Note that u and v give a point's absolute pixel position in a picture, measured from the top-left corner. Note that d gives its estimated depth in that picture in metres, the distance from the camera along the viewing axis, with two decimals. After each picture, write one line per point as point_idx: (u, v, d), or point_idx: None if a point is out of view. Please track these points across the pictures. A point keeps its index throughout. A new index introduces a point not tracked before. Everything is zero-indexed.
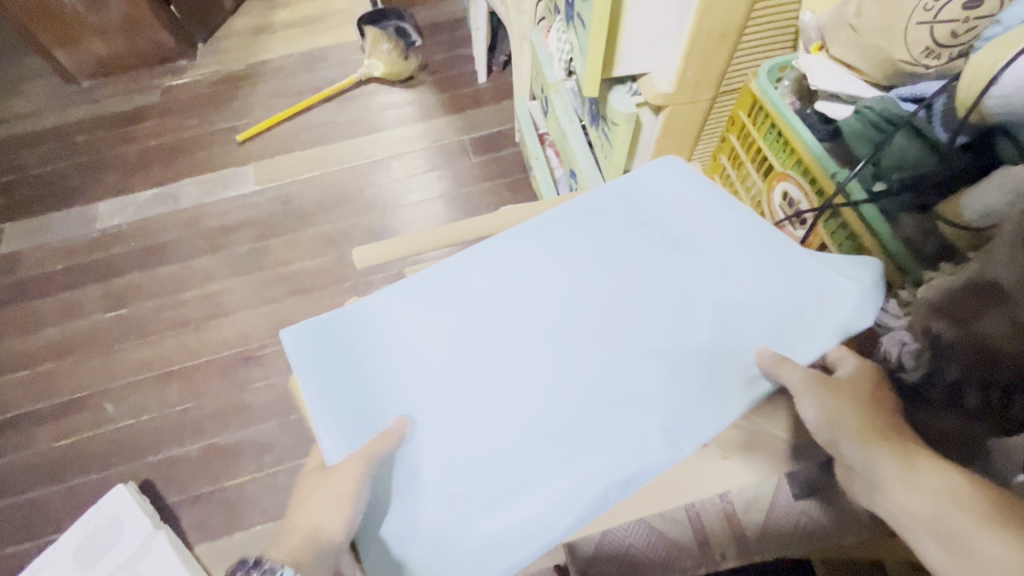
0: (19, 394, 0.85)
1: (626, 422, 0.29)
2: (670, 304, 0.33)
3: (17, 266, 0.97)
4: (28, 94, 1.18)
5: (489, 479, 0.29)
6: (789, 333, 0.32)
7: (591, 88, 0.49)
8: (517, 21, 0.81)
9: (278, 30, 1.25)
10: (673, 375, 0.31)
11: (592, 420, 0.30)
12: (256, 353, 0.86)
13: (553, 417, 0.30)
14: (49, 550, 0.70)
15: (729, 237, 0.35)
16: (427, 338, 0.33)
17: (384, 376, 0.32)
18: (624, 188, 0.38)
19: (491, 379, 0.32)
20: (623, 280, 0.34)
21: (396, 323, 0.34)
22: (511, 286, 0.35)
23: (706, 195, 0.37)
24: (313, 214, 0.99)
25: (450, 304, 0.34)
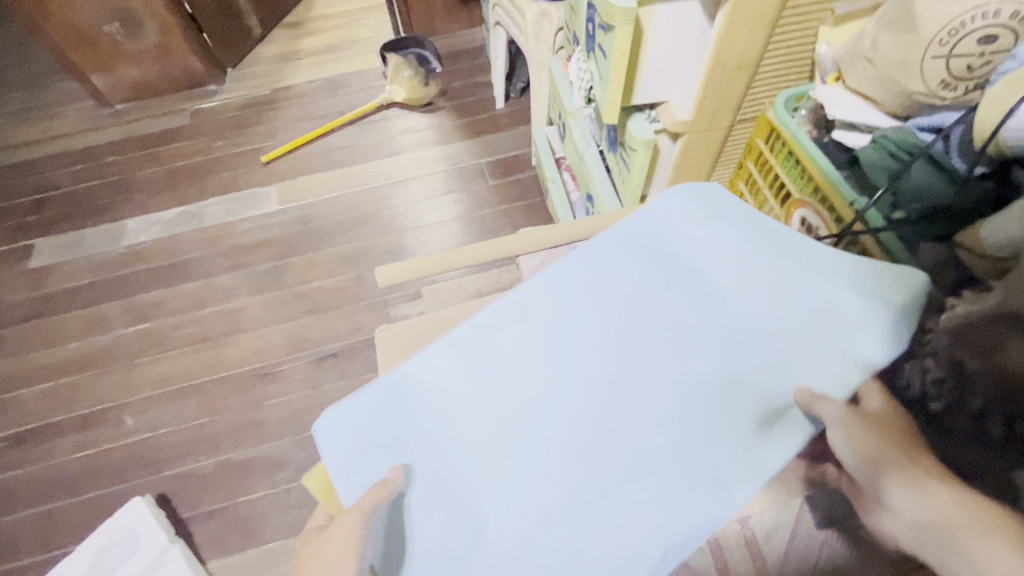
0: (42, 406, 0.87)
1: (677, 481, 0.28)
2: (695, 341, 0.32)
3: (45, 281, 1.00)
4: (64, 116, 1.23)
5: (536, 545, 0.28)
6: (817, 359, 0.30)
7: (610, 116, 0.51)
8: (535, 49, 0.85)
9: (303, 57, 1.30)
10: (702, 418, 0.29)
11: (641, 478, 0.28)
12: (273, 369, 0.87)
13: (577, 465, 0.30)
14: (65, 561, 0.70)
15: (755, 268, 0.34)
16: (455, 395, 0.33)
17: (413, 430, 0.32)
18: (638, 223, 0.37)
19: (512, 423, 0.32)
20: (644, 319, 0.33)
21: (419, 377, 0.34)
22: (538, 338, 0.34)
23: (725, 227, 0.36)
24: (333, 234, 1.02)
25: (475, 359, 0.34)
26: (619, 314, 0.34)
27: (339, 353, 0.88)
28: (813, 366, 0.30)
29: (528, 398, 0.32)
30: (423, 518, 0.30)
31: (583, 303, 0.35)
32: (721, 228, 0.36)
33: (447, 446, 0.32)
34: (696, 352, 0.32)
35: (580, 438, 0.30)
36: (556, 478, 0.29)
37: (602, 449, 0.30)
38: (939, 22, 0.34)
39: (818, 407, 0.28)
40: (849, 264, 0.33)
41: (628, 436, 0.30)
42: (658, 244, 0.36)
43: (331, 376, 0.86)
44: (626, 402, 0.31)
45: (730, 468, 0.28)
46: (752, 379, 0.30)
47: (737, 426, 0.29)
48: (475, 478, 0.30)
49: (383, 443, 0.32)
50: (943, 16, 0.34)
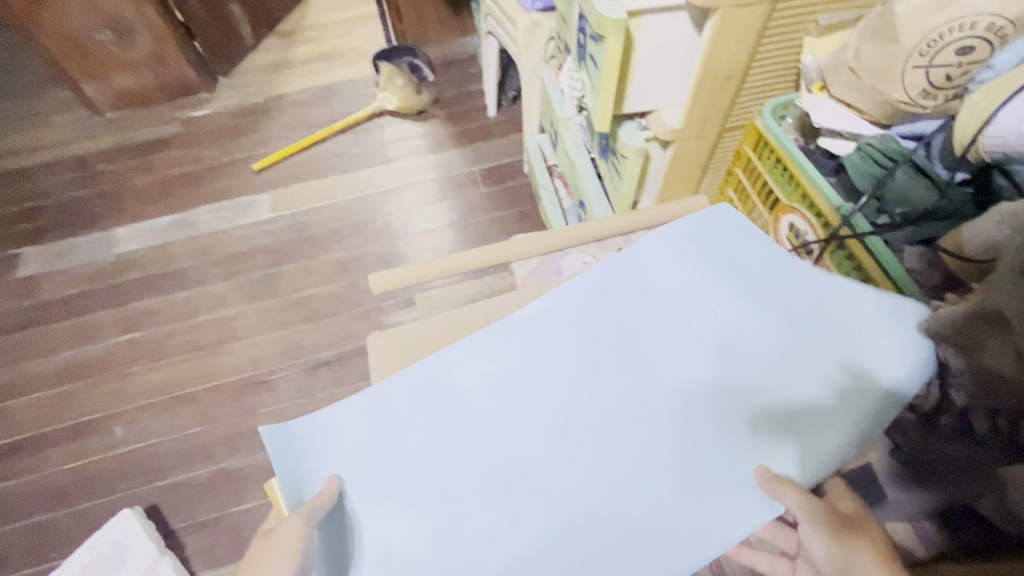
0: (30, 417, 0.86)
1: (635, 531, 0.27)
2: (682, 371, 0.31)
3: (34, 291, 0.99)
4: (54, 125, 1.22)
5: None
6: (803, 416, 0.29)
7: (602, 124, 0.52)
8: (527, 58, 0.86)
9: (296, 65, 1.30)
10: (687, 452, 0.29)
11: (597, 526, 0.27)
12: (267, 377, 0.87)
13: (555, 496, 0.28)
14: None
15: (764, 310, 0.33)
16: (438, 420, 0.31)
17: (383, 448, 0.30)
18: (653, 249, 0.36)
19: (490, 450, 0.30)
20: (632, 346, 0.33)
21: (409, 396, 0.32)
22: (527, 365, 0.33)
23: (738, 265, 0.35)
24: (327, 242, 1.02)
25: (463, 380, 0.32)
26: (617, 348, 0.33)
27: (333, 360, 0.88)
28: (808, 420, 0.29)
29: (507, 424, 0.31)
30: (367, 535, 0.28)
31: (578, 328, 0.34)
32: (717, 251, 0.35)
33: (414, 471, 0.29)
34: (683, 383, 0.31)
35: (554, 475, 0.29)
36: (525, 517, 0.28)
37: (582, 484, 0.29)
38: (918, 34, 0.35)
39: (784, 498, 0.26)
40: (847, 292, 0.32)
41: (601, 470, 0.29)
42: (666, 271, 0.35)
43: (325, 384, 0.86)
44: (609, 431, 0.30)
45: (712, 508, 0.27)
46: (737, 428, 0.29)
47: (723, 465, 0.28)
48: (441, 504, 0.28)
49: (349, 452, 0.30)
50: (922, 28, 0.35)
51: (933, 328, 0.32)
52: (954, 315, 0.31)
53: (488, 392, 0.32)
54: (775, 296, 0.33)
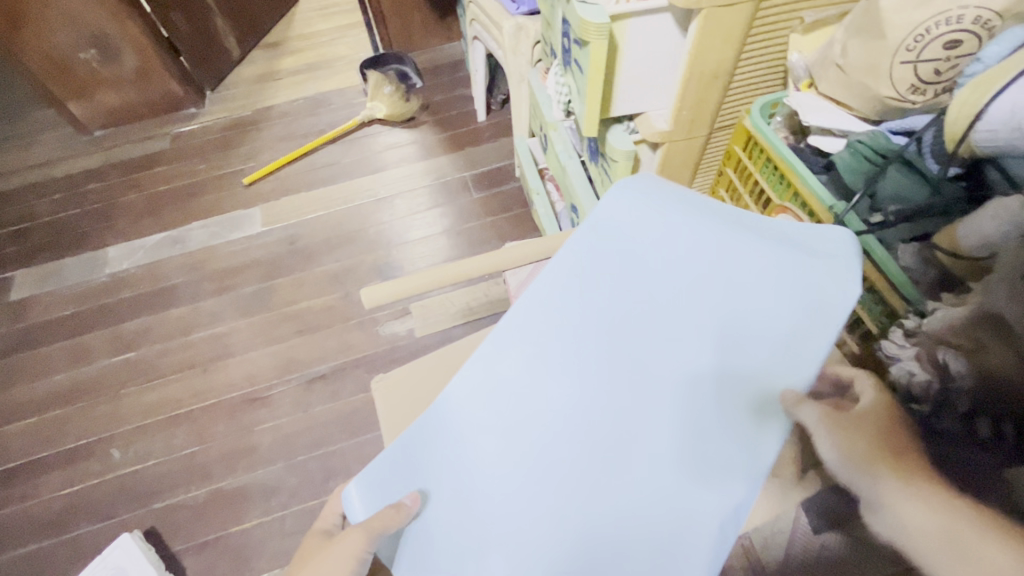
0: (25, 442, 0.85)
1: (681, 487, 0.29)
2: (666, 376, 0.30)
3: (26, 314, 0.98)
4: (42, 144, 1.21)
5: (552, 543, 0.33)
6: (794, 322, 0.27)
7: (591, 128, 0.51)
8: (515, 62, 0.85)
9: (283, 76, 1.29)
10: (667, 469, 0.30)
11: (639, 485, 0.31)
12: (263, 394, 0.86)
13: (576, 489, 0.33)
14: None
15: (737, 239, 0.30)
16: (472, 419, 0.37)
17: (441, 458, 0.38)
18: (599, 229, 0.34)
19: (492, 450, 0.37)
20: (624, 344, 0.33)
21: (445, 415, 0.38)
22: (534, 359, 0.36)
23: (682, 213, 0.32)
24: (320, 253, 1.01)
25: (484, 390, 0.37)
26: (619, 322, 0.33)
27: (329, 373, 0.87)
28: (796, 326, 0.26)
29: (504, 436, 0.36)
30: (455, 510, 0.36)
31: (571, 312, 0.35)
32: (680, 217, 0.32)
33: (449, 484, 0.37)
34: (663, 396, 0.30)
35: (581, 444, 0.34)
36: (576, 481, 0.33)
37: (618, 446, 0.32)
38: (904, 28, 0.35)
39: (799, 413, 0.26)
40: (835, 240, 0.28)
41: (635, 441, 0.31)
42: (642, 234, 0.32)
43: (321, 398, 0.85)
44: (592, 439, 0.33)
45: (699, 511, 0.28)
46: (745, 374, 0.27)
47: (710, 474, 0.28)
48: (481, 499, 0.36)
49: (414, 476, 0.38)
50: (909, 22, 0.35)
51: (925, 329, 0.33)
52: (951, 319, 0.32)
53: (478, 401, 0.37)
54: (731, 227, 0.30)
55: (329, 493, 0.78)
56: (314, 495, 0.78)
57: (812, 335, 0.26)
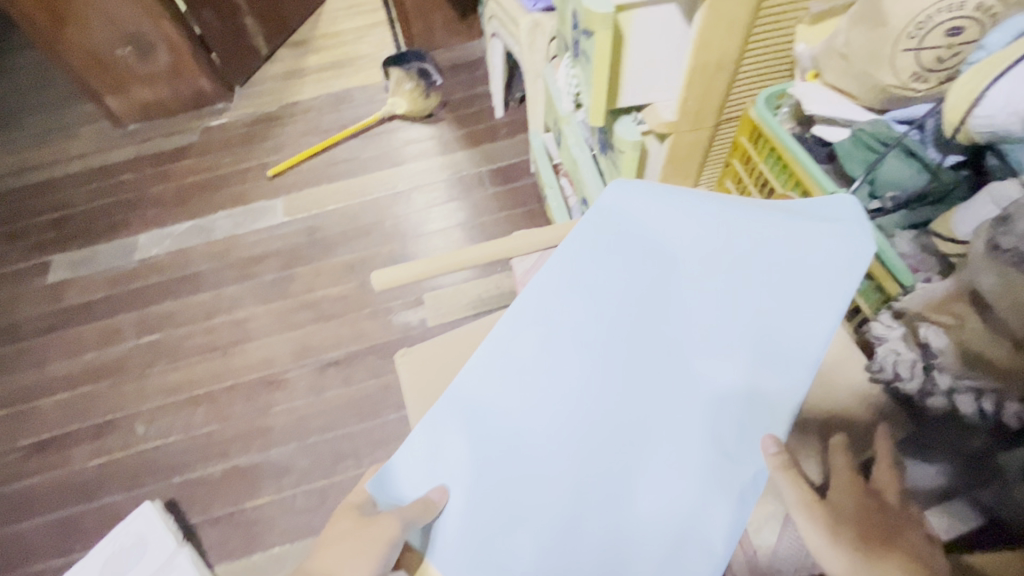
0: (57, 416, 0.89)
1: (707, 477, 0.30)
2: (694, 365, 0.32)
3: (62, 295, 1.03)
4: (81, 137, 1.27)
5: (577, 539, 0.31)
6: (807, 311, 0.31)
7: (597, 118, 0.52)
8: (530, 57, 0.87)
9: (308, 74, 1.33)
10: (698, 455, 0.30)
11: (665, 475, 0.30)
12: (280, 377, 0.89)
13: (598, 480, 0.31)
14: (79, 565, 0.72)
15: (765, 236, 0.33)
16: (492, 402, 0.34)
17: (453, 446, 0.34)
18: (628, 220, 0.36)
19: (512, 437, 0.33)
20: (653, 331, 0.33)
21: (458, 399, 0.34)
22: (557, 340, 0.34)
23: (714, 211, 0.34)
24: (337, 244, 1.04)
25: (502, 372, 0.34)
26: (647, 309, 0.34)
27: (343, 359, 0.89)
28: (814, 313, 0.30)
29: (523, 422, 0.33)
30: (472, 505, 0.32)
31: (599, 295, 0.34)
32: (711, 212, 0.34)
33: (465, 475, 0.33)
34: (694, 382, 0.31)
35: (608, 432, 0.32)
36: (601, 472, 0.31)
37: (644, 434, 0.31)
38: (906, 17, 0.35)
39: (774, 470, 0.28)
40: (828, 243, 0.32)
41: (659, 429, 0.31)
42: (670, 229, 0.35)
43: (336, 382, 0.87)
44: (618, 426, 0.32)
45: (723, 499, 0.29)
46: (767, 361, 0.30)
47: (734, 454, 0.29)
48: (499, 492, 0.32)
49: (429, 468, 0.33)
50: (910, 10, 0.35)
51: (909, 308, 0.34)
52: (934, 295, 0.33)
53: (497, 385, 0.34)
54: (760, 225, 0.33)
55: (340, 473, 0.80)
56: (325, 474, 0.80)
57: (817, 319, 0.30)
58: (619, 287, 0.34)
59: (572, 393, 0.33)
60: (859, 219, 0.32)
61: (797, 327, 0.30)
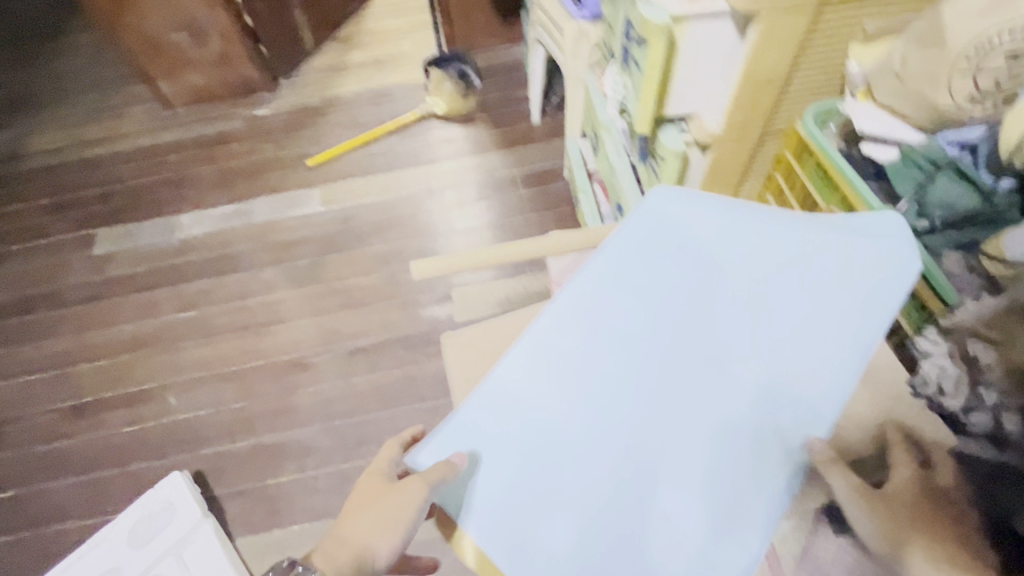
0: (94, 381, 0.93)
1: (742, 483, 0.31)
2: (737, 373, 0.33)
3: (105, 267, 1.07)
4: (130, 117, 1.32)
5: (609, 531, 0.31)
6: (847, 330, 0.32)
7: (643, 127, 0.54)
8: (573, 63, 0.88)
9: (350, 69, 1.37)
10: (734, 460, 0.31)
11: (700, 478, 0.31)
12: (308, 359, 0.91)
13: (633, 474, 0.32)
14: (108, 526, 0.74)
15: (813, 254, 0.34)
16: (534, 388, 0.35)
17: (493, 428, 0.34)
18: (677, 222, 0.36)
19: (552, 425, 0.34)
20: (697, 335, 0.34)
21: (502, 382, 0.35)
22: (602, 335, 0.35)
23: (765, 223, 0.35)
24: (370, 235, 1.06)
25: (546, 359, 0.35)
26: (692, 313, 0.34)
27: (369, 347, 0.91)
28: (854, 334, 0.32)
29: (564, 410, 0.34)
30: (509, 487, 0.33)
31: (646, 294, 0.35)
32: (761, 225, 0.35)
33: (504, 458, 0.33)
34: (735, 388, 0.32)
35: (647, 429, 0.33)
36: (638, 468, 0.32)
37: (682, 436, 0.32)
38: (966, 41, 0.36)
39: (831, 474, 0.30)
40: (872, 267, 0.33)
41: (696, 431, 0.32)
42: (720, 237, 0.35)
43: (361, 369, 0.89)
44: (657, 425, 0.33)
45: (756, 505, 0.30)
46: (806, 376, 0.32)
47: (769, 462, 0.30)
48: (535, 478, 0.33)
49: (467, 446, 0.34)
50: (973, 32, 0.35)
51: (954, 325, 0.35)
52: (982, 312, 0.35)
53: (541, 373, 0.35)
54: (809, 242, 0.34)
55: (360, 457, 0.82)
56: (346, 457, 0.82)
57: (855, 339, 0.32)
58: (663, 284, 0.35)
59: (613, 384, 0.34)
60: (908, 241, 0.33)
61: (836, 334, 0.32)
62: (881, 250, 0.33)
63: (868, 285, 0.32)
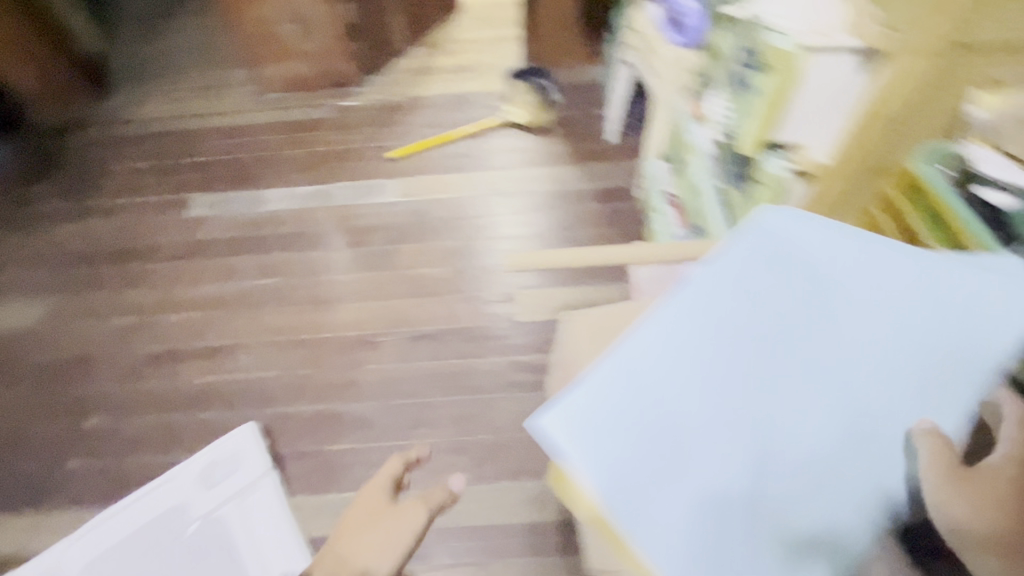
0: (177, 332, 1.00)
1: (845, 482, 0.33)
2: (853, 380, 0.34)
3: (197, 229, 1.15)
4: (230, 94, 1.42)
5: (724, 516, 0.32)
6: (951, 353, 0.34)
7: (750, 147, 0.58)
8: (664, 87, 0.91)
9: (437, 73, 1.43)
10: (842, 459, 0.33)
11: (808, 474, 0.33)
12: (374, 338, 0.95)
13: (749, 465, 0.33)
14: (183, 463, 0.84)
15: (923, 277, 0.36)
16: (659, 370, 0.34)
17: (618, 402, 0.33)
18: (797, 233, 0.38)
19: (674, 408, 0.34)
20: (818, 341, 0.35)
21: (625, 359, 0.34)
22: (728, 326, 0.35)
23: (877, 245, 0.37)
24: (443, 229, 1.11)
25: (672, 343, 0.35)
26: (813, 318, 0.35)
27: (433, 335, 0.95)
28: (960, 353, 0.34)
29: (688, 395, 0.34)
30: (632, 463, 0.32)
31: (771, 295, 0.36)
32: (875, 246, 0.37)
33: (627, 433, 0.33)
34: (848, 394, 0.34)
35: (765, 425, 0.33)
36: (755, 460, 0.33)
37: (797, 433, 0.33)
38: None
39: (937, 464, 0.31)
40: (979, 294, 0.35)
41: (810, 429, 0.33)
42: (838, 252, 0.37)
43: (424, 354, 0.93)
44: (774, 421, 0.34)
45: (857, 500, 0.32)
46: (911, 389, 0.34)
47: (872, 464, 0.33)
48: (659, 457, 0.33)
49: (588, 418, 0.33)
50: None
51: None
52: None
53: (666, 356, 0.34)
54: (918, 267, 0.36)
55: (416, 438, 0.85)
56: (404, 436, 0.85)
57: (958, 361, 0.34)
58: (790, 288, 0.36)
59: (739, 376, 0.34)
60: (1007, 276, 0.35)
61: (945, 357, 0.34)
62: (983, 282, 0.35)
63: (972, 312, 0.34)
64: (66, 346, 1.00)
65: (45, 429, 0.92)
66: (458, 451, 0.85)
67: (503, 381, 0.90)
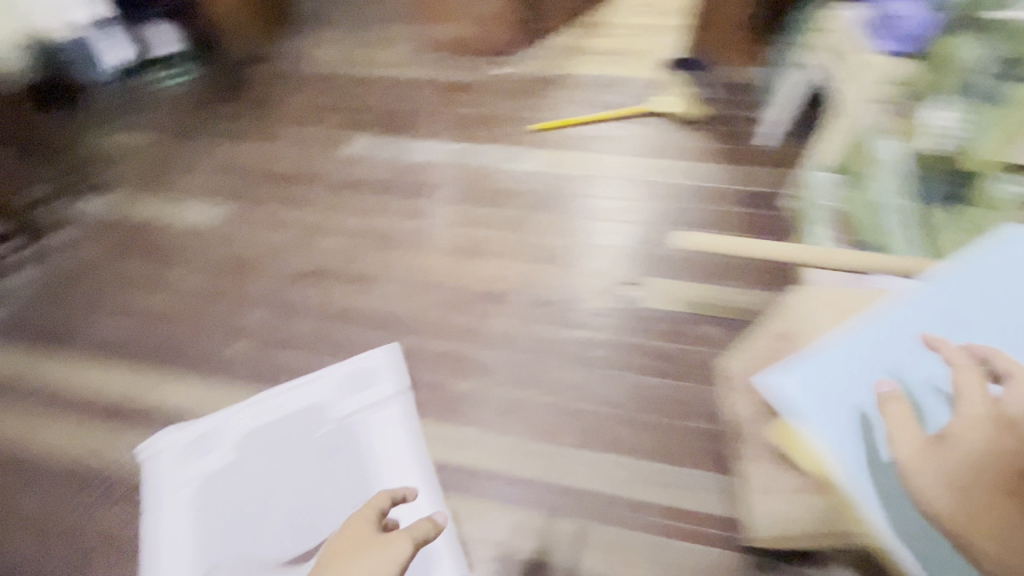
0: (329, 255, 1.11)
1: (935, 412, 0.68)
2: (934, 369, 0.72)
3: (353, 166, 1.25)
4: (392, 48, 1.50)
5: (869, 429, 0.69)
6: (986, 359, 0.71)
7: (930, 185, 0.90)
8: (864, 110, 0.96)
9: (590, 49, 1.41)
10: (934, 405, 0.69)
11: (917, 408, 0.69)
12: (502, 293, 1.02)
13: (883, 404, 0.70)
14: (328, 368, 0.93)
15: (960, 325, 0.75)
16: (826, 359, 0.75)
17: (812, 372, 0.74)
18: (894, 302, 0.78)
19: (837, 378, 0.73)
20: (909, 353, 0.74)
21: (813, 356, 0.75)
22: (864, 343, 0.75)
23: (940, 308, 0.77)
24: (578, 204, 1.13)
25: (833, 347, 0.75)
26: (908, 341, 0.75)
27: (557, 302, 1.00)
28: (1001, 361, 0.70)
29: (847, 370, 0.73)
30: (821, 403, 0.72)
31: (881, 329, 0.76)
32: (939, 308, 0.77)
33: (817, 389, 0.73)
34: (932, 377, 0.71)
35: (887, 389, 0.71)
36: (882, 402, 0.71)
37: (908, 390, 0.71)
38: None
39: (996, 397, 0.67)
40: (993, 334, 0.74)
41: (917, 390, 0.70)
42: (917, 311, 0.77)
43: (548, 318, 0.98)
44: (891, 386, 0.71)
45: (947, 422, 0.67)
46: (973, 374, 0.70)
47: (947, 404, 0.69)
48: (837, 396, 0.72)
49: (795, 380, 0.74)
50: None
51: None
52: None
53: (831, 352, 0.75)
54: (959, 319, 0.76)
55: (532, 393, 0.91)
56: (521, 388, 0.91)
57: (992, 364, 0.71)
58: (895, 330, 0.76)
59: (872, 373, 0.73)
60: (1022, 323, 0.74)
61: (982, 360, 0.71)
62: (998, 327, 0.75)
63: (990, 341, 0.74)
64: (235, 250, 1.14)
65: (209, 315, 1.05)
66: (569, 412, 0.88)
67: (622, 358, 0.92)
